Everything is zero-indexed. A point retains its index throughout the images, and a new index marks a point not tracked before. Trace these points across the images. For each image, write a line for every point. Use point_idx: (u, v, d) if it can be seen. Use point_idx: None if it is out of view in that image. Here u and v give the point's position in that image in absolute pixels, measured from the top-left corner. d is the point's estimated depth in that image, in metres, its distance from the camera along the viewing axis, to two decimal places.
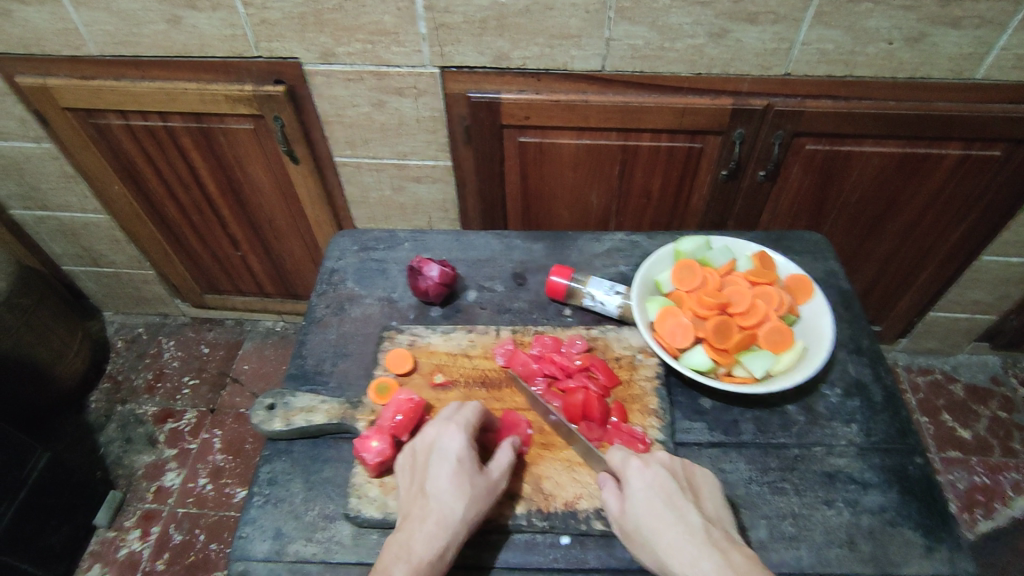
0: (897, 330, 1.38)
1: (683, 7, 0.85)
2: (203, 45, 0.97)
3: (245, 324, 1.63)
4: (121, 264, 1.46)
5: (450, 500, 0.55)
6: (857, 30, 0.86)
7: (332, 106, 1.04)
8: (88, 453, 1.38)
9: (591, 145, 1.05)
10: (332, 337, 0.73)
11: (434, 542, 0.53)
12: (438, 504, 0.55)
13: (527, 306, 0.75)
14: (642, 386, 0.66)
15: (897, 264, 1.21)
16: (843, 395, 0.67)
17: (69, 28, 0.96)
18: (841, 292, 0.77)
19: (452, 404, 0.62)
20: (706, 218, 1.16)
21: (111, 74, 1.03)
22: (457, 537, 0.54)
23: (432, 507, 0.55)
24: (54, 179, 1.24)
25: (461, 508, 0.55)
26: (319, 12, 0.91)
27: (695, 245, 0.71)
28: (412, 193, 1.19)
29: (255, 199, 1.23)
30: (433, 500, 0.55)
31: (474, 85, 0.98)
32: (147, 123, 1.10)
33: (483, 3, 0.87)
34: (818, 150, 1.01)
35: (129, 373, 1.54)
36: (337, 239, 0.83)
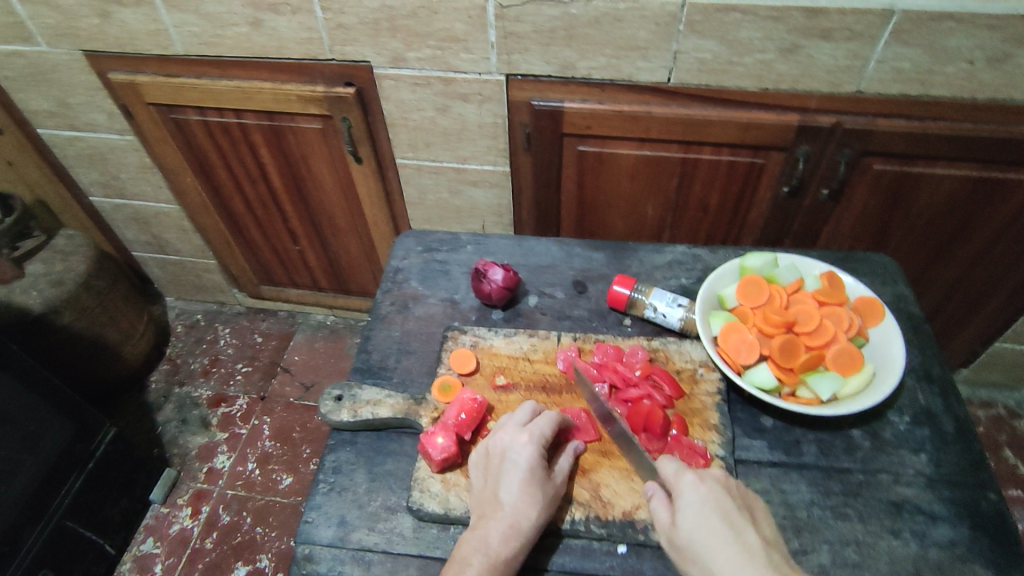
0: (958, 360, 1.33)
1: (756, 21, 0.85)
2: (281, 47, 1.01)
3: (297, 316, 1.68)
4: (186, 252, 1.53)
5: (524, 507, 0.56)
6: (937, 50, 0.84)
7: (398, 109, 1.07)
8: (146, 431, 1.45)
9: (651, 156, 1.05)
10: (396, 334, 0.75)
11: (511, 544, 0.55)
12: (512, 510, 0.56)
13: (587, 314, 0.76)
14: (703, 400, 0.66)
15: (963, 292, 1.16)
16: (912, 423, 0.65)
17: (159, 28, 1.02)
18: (910, 317, 0.75)
19: (523, 409, 0.63)
20: (763, 234, 1.14)
21: (193, 73, 1.09)
22: (528, 543, 0.55)
23: (507, 513, 0.56)
24: (132, 169, 1.31)
25: (534, 516, 0.56)
26: (392, 18, 0.94)
27: (762, 262, 0.71)
28: (468, 197, 1.21)
29: (318, 196, 1.27)
30: (508, 505, 0.56)
31: (538, 93, 1.00)
32: (223, 119, 1.15)
33: (553, 14, 0.89)
34: (887, 170, 0.98)
35: (187, 357, 1.60)
36: (402, 239, 0.86)
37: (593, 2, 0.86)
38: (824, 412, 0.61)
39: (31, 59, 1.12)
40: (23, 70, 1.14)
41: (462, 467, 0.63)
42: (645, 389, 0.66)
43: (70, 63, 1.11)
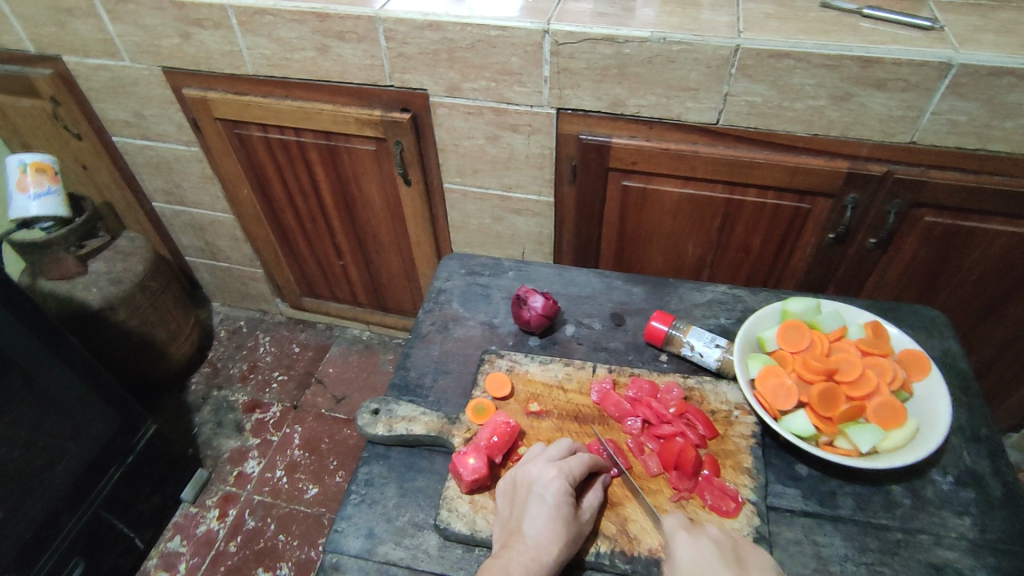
0: (1008, 423, 1.28)
1: (808, 68, 0.85)
2: (344, 72, 1.07)
3: (335, 329, 1.73)
4: (235, 260, 1.59)
5: (547, 541, 0.56)
6: (996, 104, 0.83)
7: (450, 136, 1.11)
8: (183, 431, 1.50)
9: (695, 196, 1.05)
10: (435, 353, 0.77)
11: None
12: (535, 543, 0.56)
13: (623, 347, 0.76)
14: (737, 442, 0.65)
15: (1015, 353, 1.12)
16: (956, 484, 0.63)
17: (233, 50, 1.09)
18: (958, 374, 0.73)
19: (554, 446, 0.63)
20: (806, 279, 1.13)
21: (260, 92, 1.15)
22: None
23: (529, 545, 0.55)
24: (195, 179, 1.38)
25: (556, 550, 0.56)
26: (451, 50, 0.98)
27: (805, 307, 0.70)
28: (511, 224, 1.23)
29: (365, 215, 1.31)
30: (530, 538, 0.56)
31: (587, 128, 1.02)
32: (283, 137, 1.21)
33: (607, 52, 0.91)
34: (938, 223, 0.97)
35: (227, 361, 1.66)
36: (446, 262, 0.89)
37: (647, 43, 0.89)
38: (862, 464, 0.59)
39: (115, 73, 1.20)
40: (107, 82, 1.23)
41: (490, 489, 0.64)
42: (678, 426, 0.65)
43: (150, 78, 1.19)
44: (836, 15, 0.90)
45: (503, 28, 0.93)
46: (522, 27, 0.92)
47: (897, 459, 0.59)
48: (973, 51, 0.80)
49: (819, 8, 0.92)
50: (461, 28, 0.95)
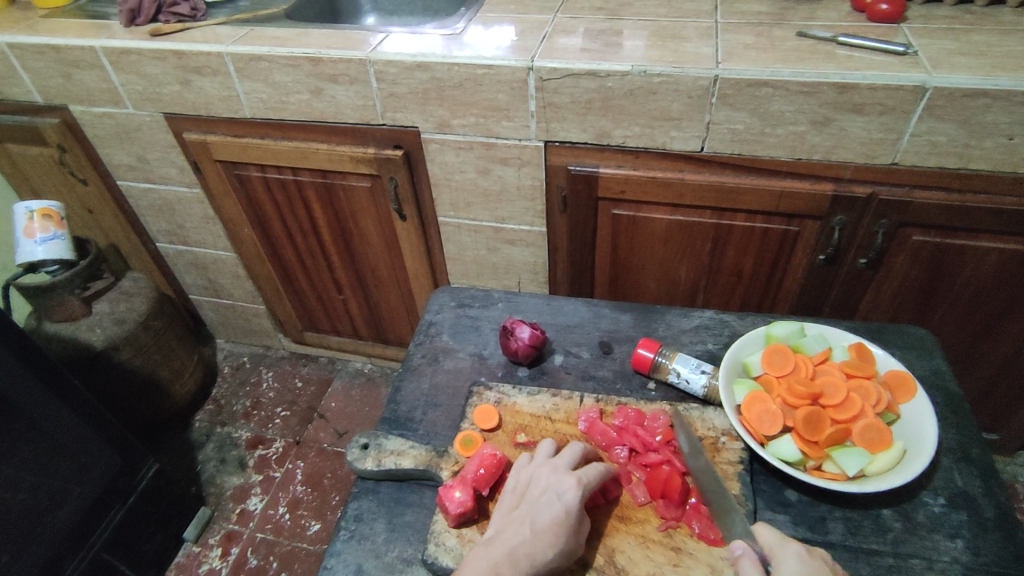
0: (1015, 441, 1.26)
1: (787, 96, 0.87)
2: (338, 113, 1.10)
3: (337, 363, 1.74)
4: (238, 297, 1.61)
5: (546, 544, 0.57)
6: (973, 124, 0.84)
7: (442, 170, 1.13)
8: (186, 469, 1.50)
9: (684, 222, 1.06)
10: (425, 386, 0.78)
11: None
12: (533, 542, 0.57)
13: (611, 375, 0.77)
14: (724, 469, 0.65)
15: (1016, 369, 1.11)
16: (947, 506, 0.63)
17: (231, 95, 1.13)
18: (947, 395, 0.73)
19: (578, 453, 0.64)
20: (799, 302, 1.13)
21: (258, 134, 1.19)
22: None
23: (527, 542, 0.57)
24: (197, 219, 1.41)
25: (551, 555, 0.56)
26: (440, 89, 1.01)
27: (788, 331, 0.71)
28: (505, 255, 1.25)
29: (363, 249, 1.33)
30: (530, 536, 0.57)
31: (574, 159, 1.04)
32: (281, 176, 1.24)
33: (590, 87, 0.94)
34: (927, 242, 0.97)
35: (231, 398, 1.67)
36: (437, 295, 0.90)
37: (628, 76, 0.91)
38: (850, 489, 0.59)
39: (119, 120, 1.24)
40: (111, 129, 1.27)
41: (478, 523, 0.64)
42: (665, 454, 0.66)
43: (152, 124, 1.23)
44: (812, 43, 0.93)
45: (489, 67, 0.96)
46: (508, 65, 0.95)
47: (883, 483, 0.59)
48: (947, 74, 0.82)
49: (795, 37, 0.95)
50: (449, 67, 0.98)
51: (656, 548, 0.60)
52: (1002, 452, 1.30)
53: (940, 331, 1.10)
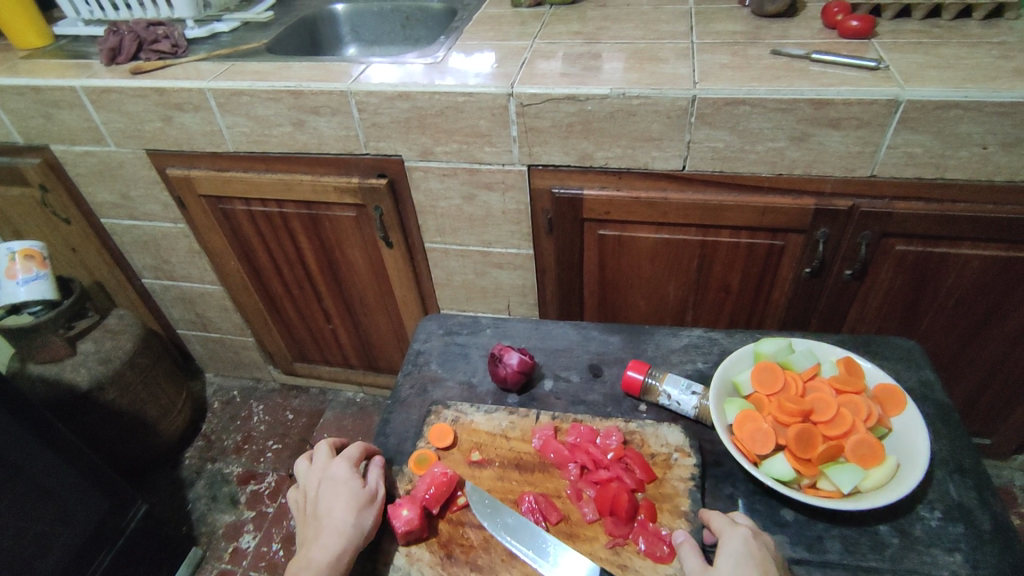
0: (1011, 445, 1.26)
1: (765, 113, 0.89)
2: (321, 144, 1.10)
3: (328, 393, 1.72)
4: (225, 330, 1.60)
5: (337, 512, 0.63)
6: (947, 135, 0.86)
7: (427, 198, 1.14)
8: (177, 508, 1.47)
9: (669, 240, 1.07)
10: (414, 417, 0.77)
11: (330, 548, 0.60)
12: (330, 520, 0.63)
13: (602, 399, 0.76)
14: (674, 485, 0.65)
15: (1007, 373, 1.11)
16: (944, 520, 0.62)
17: (214, 130, 1.13)
18: (938, 405, 0.73)
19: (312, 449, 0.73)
20: (788, 316, 1.13)
21: (242, 167, 1.19)
22: (352, 541, 0.61)
23: (327, 524, 0.62)
24: (182, 254, 1.40)
25: (347, 516, 0.63)
26: (423, 117, 1.02)
27: (776, 348, 0.71)
28: (493, 278, 1.25)
29: (350, 278, 1.33)
30: (324, 518, 0.63)
31: (558, 181, 1.05)
32: (266, 209, 1.24)
33: (570, 111, 0.95)
34: (909, 251, 0.98)
35: (221, 433, 1.64)
36: (424, 323, 0.90)
37: (608, 99, 0.92)
38: (845, 506, 0.58)
39: (101, 158, 1.24)
40: (93, 167, 1.26)
41: (427, 541, 0.64)
42: (614, 471, 0.66)
43: (135, 161, 1.23)
44: (787, 61, 0.94)
45: (469, 94, 0.97)
46: (488, 92, 0.96)
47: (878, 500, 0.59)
48: (919, 87, 0.84)
49: (770, 55, 0.96)
50: (430, 96, 0.99)
51: (603, 565, 0.60)
52: (998, 456, 1.30)
53: (930, 340, 1.10)
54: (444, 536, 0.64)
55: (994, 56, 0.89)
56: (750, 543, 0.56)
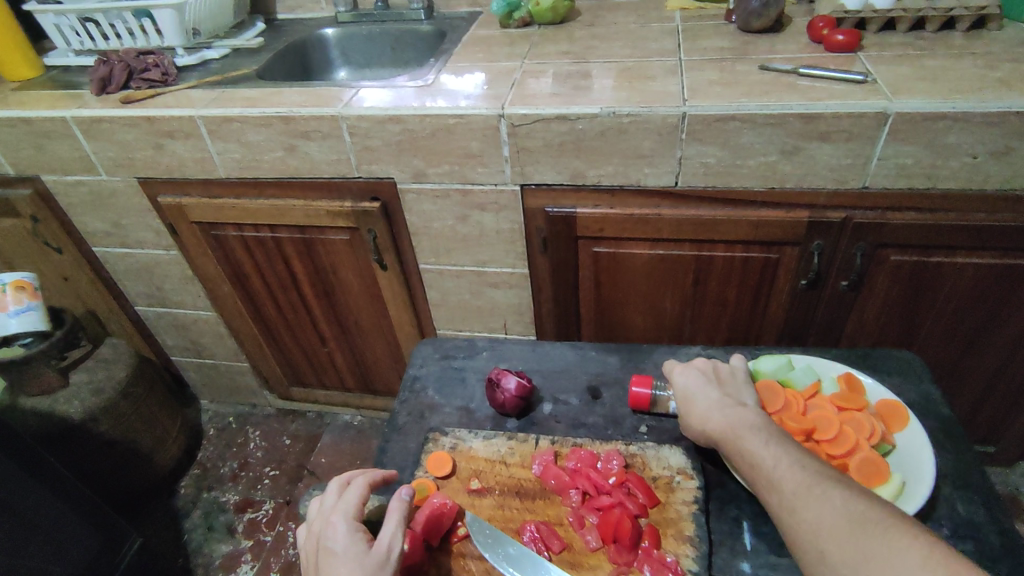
0: (1014, 451, 1.25)
1: (755, 128, 0.89)
2: (313, 168, 1.10)
3: (325, 417, 1.70)
4: (220, 356, 1.58)
5: None
6: (937, 146, 0.86)
7: (421, 220, 1.13)
8: (173, 540, 1.44)
9: (664, 255, 1.07)
10: (413, 445, 0.76)
11: None
12: None
13: (602, 421, 0.76)
14: (678, 510, 0.64)
15: (1007, 379, 1.11)
16: (953, 537, 0.61)
17: (205, 157, 1.13)
18: (941, 419, 0.72)
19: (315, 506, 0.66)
20: (786, 328, 1.13)
21: (234, 194, 1.18)
22: None
23: None
24: (175, 281, 1.40)
25: None
26: (414, 140, 1.02)
27: (775, 366, 0.73)
28: (489, 298, 1.24)
29: (345, 301, 1.32)
30: None
31: (551, 200, 1.05)
32: (259, 234, 1.23)
33: (561, 130, 0.95)
34: (904, 261, 0.98)
35: (217, 461, 1.62)
36: (421, 347, 0.89)
37: (598, 118, 0.92)
38: None
39: (92, 187, 1.24)
40: (85, 197, 1.26)
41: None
42: (617, 496, 0.65)
43: (126, 189, 1.23)
44: (775, 76, 0.95)
45: (460, 116, 0.97)
46: (479, 113, 0.96)
47: None
48: (907, 100, 0.84)
49: (758, 71, 0.97)
50: (421, 118, 0.99)
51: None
52: (1002, 464, 1.29)
53: (928, 348, 1.10)
54: (445, 568, 0.63)
55: (979, 67, 0.90)
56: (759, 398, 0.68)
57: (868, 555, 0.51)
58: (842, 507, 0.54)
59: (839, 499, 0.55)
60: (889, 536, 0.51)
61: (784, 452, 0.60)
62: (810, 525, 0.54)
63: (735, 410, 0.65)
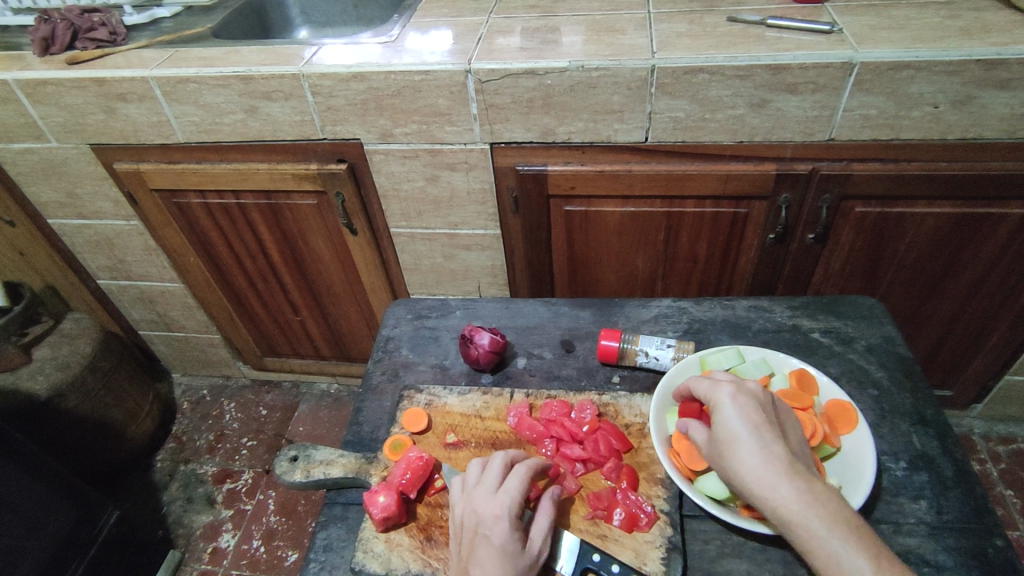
0: (969, 395, 1.31)
1: (723, 81, 0.89)
2: (276, 130, 1.07)
3: (301, 387, 1.69)
4: (190, 328, 1.55)
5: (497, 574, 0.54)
6: (901, 96, 0.87)
7: (389, 181, 1.11)
8: (151, 513, 1.43)
9: (636, 213, 1.07)
10: (388, 405, 0.76)
11: None
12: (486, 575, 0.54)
13: (576, 373, 0.77)
14: (650, 454, 0.67)
15: (964, 325, 1.15)
16: (909, 469, 0.65)
17: (162, 121, 1.08)
18: (900, 360, 0.75)
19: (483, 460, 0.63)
20: (755, 282, 1.15)
21: (194, 158, 1.14)
22: None
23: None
24: (138, 252, 1.35)
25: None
26: (379, 99, 0.99)
27: (723, 358, 0.71)
28: (462, 260, 1.23)
29: (316, 267, 1.30)
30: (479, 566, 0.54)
31: (522, 159, 1.04)
32: (223, 201, 1.20)
33: (530, 86, 0.93)
34: (868, 212, 1.00)
35: (192, 434, 1.60)
36: (393, 308, 0.89)
37: (567, 72, 0.91)
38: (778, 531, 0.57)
39: (42, 155, 1.18)
40: (35, 165, 1.20)
41: (406, 525, 0.63)
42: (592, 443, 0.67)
43: (78, 156, 1.18)
44: (743, 28, 0.94)
45: (426, 73, 0.94)
46: (445, 69, 0.94)
47: None
48: (872, 49, 0.84)
49: (726, 23, 0.96)
50: (386, 76, 0.96)
51: (582, 536, 0.61)
52: (957, 408, 1.35)
53: (890, 297, 1.13)
54: (422, 519, 0.64)
55: (943, 16, 0.90)
56: (754, 392, 0.61)
57: (803, 532, 0.53)
58: (794, 493, 0.54)
59: (793, 489, 0.54)
60: (831, 527, 0.52)
61: (777, 469, 0.55)
62: (775, 500, 0.54)
63: (735, 403, 0.59)
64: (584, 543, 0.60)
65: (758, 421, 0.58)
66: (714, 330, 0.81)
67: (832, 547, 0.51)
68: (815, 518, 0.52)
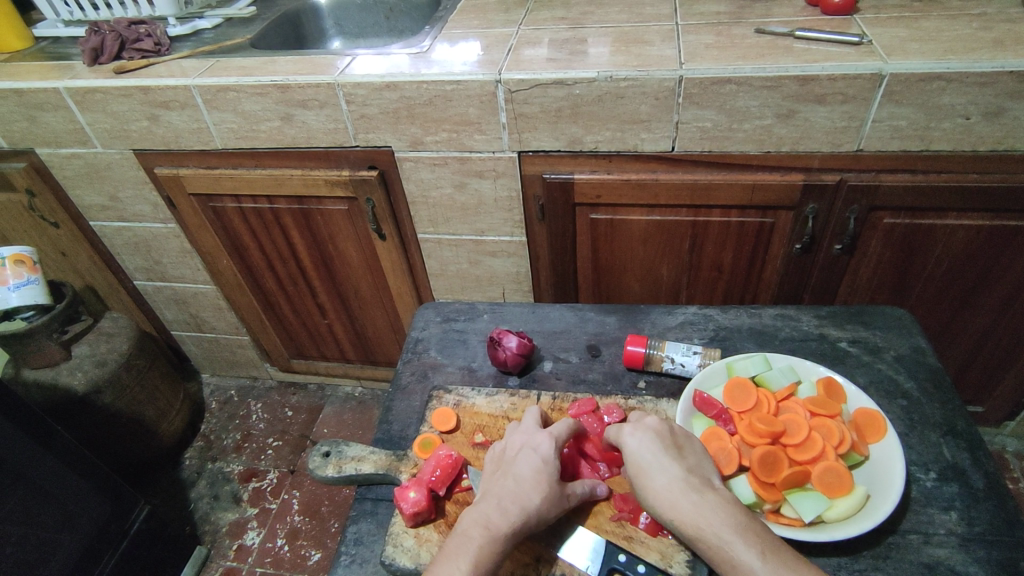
0: (1002, 412, 1.28)
1: (750, 91, 0.89)
2: (310, 137, 1.10)
3: (326, 389, 1.72)
4: (220, 329, 1.59)
5: (528, 490, 0.60)
6: (931, 107, 0.87)
7: (418, 188, 1.14)
8: (180, 509, 1.47)
9: (662, 221, 1.08)
10: (416, 405, 0.78)
11: (509, 516, 0.58)
12: (517, 490, 0.60)
13: (601, 377, 0.78)
14: None
15: (997, 339, 1.13)
16: (939, 480, 0.64)
17: (202, 128, 1.12)
18: (930, 371, 0.75)
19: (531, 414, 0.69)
20: (781, 291, 1.15)
21: (230, 164, 1.18)
22: (526, 524, 0.58)
23: (512, 492, 0.60)
24: (173, 254, 1.40)
25: (537, 498, 0.59)
26: (411, 107, 1.02)
27: (750, 365, 0.72)
28: (487, 267, 1.25)
29: (345, 271, 1.33)
30: (515, 484, 0.60)
31: (549, 167, 1.05)
32: (256, 205, 1.23)
33: (558, 95, 0.95)
34: (897, 223, 0.99)
35: (220, 433, 1.64)
36: (422, 311, 0.91)
37: (595, 82, 0.92)
38: (802, 536, 0.58)
39: (87, 160, 1.23)
40: (80, 169, 1.25)
41: (435, 522, 0.65)
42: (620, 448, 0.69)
43: (122, 161, 1.22)
44: (771, 39, 0.95)
45: (457, 82, 0.97)
46: (475, 79, 0.96)
47: (840, 531, 0.58)
48: (901, 61, 0.85)
49: (754, 34, 0.97)
50: (417, 85, 0.98)
51: (608, 537, 0.62)
52: (989, 424, 1.32)
53: (919, 310, 1.12)
54: (451, 516, 0.65)
55: (974, 28, 0.90)
56: (652, 423, 0.64)
57: (710, 545, 0.55)
58: (696, 506, 0.57)
59: (692, 502, 0.58)
60: (734, 535, 0.55)
61: (672, 487, 0.59)
62: (680, 517, 0.57)
63: (635, 436, 0.63)
64: (610, 545, 0.61)
65: (664, 446, 0.62)
66: (741, 338, 0.81)
67: (733, 553, 0.54)
68: (716, 530, 0.56)
